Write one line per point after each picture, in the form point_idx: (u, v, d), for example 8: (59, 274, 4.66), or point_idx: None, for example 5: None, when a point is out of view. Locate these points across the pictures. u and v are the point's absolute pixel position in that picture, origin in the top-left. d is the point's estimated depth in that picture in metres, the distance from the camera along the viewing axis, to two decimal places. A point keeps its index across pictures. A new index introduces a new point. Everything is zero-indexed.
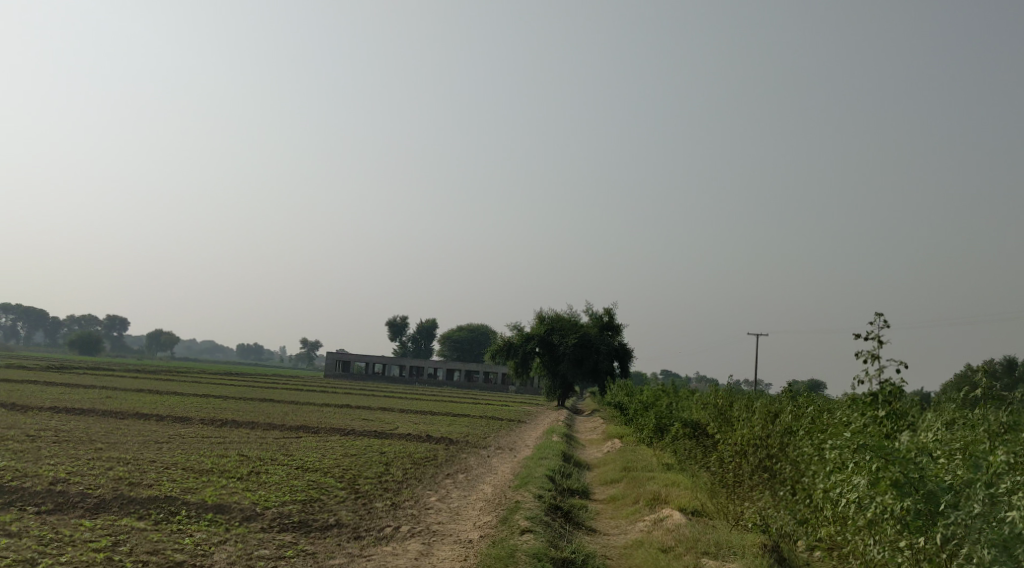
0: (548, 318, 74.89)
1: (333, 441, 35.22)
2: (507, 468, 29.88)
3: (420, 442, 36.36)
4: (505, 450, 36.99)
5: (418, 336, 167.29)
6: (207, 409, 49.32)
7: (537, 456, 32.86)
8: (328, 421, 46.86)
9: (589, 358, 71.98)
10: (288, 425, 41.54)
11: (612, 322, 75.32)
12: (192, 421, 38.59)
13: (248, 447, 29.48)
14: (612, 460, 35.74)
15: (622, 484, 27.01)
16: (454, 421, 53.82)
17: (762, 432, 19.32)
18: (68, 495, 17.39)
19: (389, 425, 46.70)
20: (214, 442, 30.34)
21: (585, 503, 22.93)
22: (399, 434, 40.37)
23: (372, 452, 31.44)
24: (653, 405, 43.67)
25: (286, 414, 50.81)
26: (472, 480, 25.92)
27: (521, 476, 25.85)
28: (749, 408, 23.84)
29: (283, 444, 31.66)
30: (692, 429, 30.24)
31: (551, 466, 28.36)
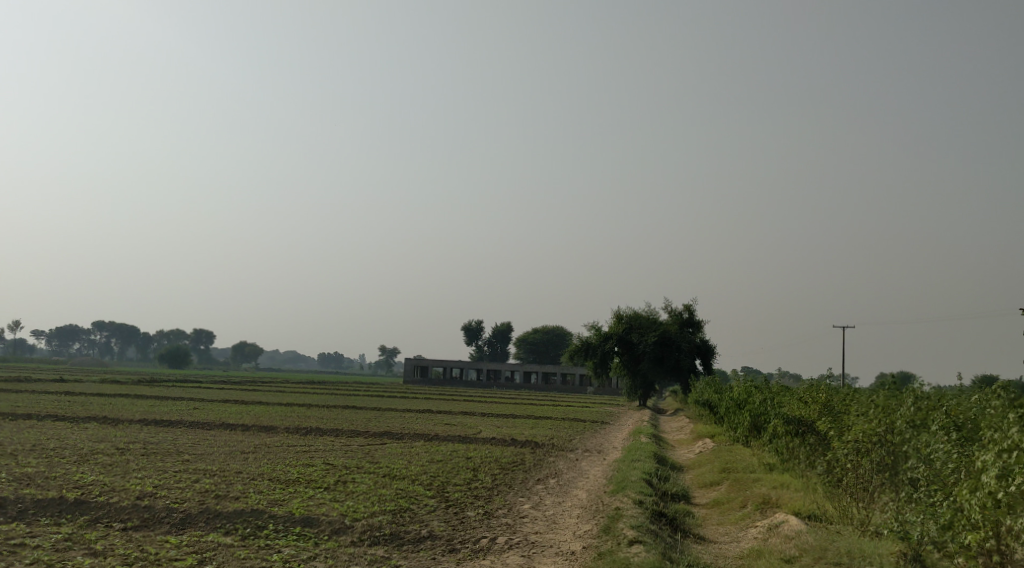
0: (626, 316, 73.33)
1: (418, 447, 34.33)
2: (600, 472, 28.65)
3: (507, 447, 35.28)
4: (595, 453, 35.71)
5: (494, 340, 166.74)
6: (291, 417, 49.03)
7: (629, 458, 31.56)
8: (411, 426, 46.13)
9: (670, 356, 70.21)
10: (371, 431, 40.88)
11: (692, 319, 73.44)
12: (277, 430, 38.16)
13: (334, 455, 28.74)
14: (707, 461, 34.23)
15: (724, 487, 25.59)
16: (538, 423, 52.72)
17: (885, 431, 17.95)
18: (153, 510, 16.69)
19: (473, 430, 45.80)
20: (300, 451, 29.68)
21: (688, 509, 21.60)
22: (484, 439, 39.38)
23: (459, 457, 30.47)
24: (745, 403, 41.94)
25: (368, 420, 50.27)
26: (565, 485, 24.78)
27: (617, 479, 24.61)
28: (860, 403, 22.33)
29: (369, 452, 30.86)
30: (795, 428, 28.67)
31: (647, 468, 27.08)
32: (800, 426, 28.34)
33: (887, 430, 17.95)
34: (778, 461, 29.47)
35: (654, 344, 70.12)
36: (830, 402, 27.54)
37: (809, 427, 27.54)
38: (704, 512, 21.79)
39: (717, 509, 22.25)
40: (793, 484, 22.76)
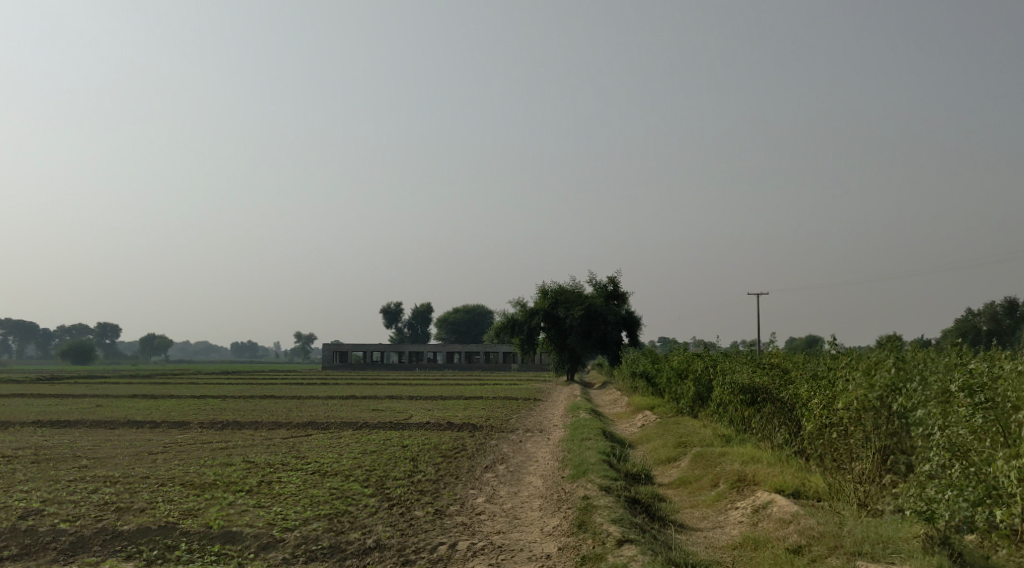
0: (551, 291, 71.20)
1: (347, 436, 31.60)
2: (549, 453, 26.44)
3: (443, 432, 32.78)
4: (537, 432, 33.47)
5: (414, 321, 163.68)
6: (205, 411, 45.69)
7: (576, 436, 29.43)
8: (337, 414, 43.29)
9: (597, 329, 68.33)
10: (294, 422, 37.98)
11: (617, 291, 71.67)
12: (190, 426, 34.99)
13: (254, 452, 25.88)
14: (655, 434, 32.26)
15: (687, 461, 23.56)
16: (470, 404, 50.34)
17: (878, 398, 16.41)
18: (38, 534, 13.84)
19: (403, 415, 43.18)
20: (216, 449, 26.75)
21: (655, 490, 19.59)
22: (418, 423, 36.79)
23: (393, 446, 27.90)
24: (687, 373, 40.14)
25: (289, 409, 47.26)
26: (516, 471, 22.47)
27: (573, 461, 22.36)
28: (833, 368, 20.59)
29: (293, 445, 28.07)
30: (752, 398, 26.89)
31: (601, 447, 24.92)
32: (759, 395, 26.49)
33: (881, 394, 16.37)
34: (735, 433, 27.62)
35: (581, 317, 68.16)
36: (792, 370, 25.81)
37: (769, 395, 25.74)
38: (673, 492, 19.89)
39: (687, 486, 20.28)
40: (764, 456, 20.96)
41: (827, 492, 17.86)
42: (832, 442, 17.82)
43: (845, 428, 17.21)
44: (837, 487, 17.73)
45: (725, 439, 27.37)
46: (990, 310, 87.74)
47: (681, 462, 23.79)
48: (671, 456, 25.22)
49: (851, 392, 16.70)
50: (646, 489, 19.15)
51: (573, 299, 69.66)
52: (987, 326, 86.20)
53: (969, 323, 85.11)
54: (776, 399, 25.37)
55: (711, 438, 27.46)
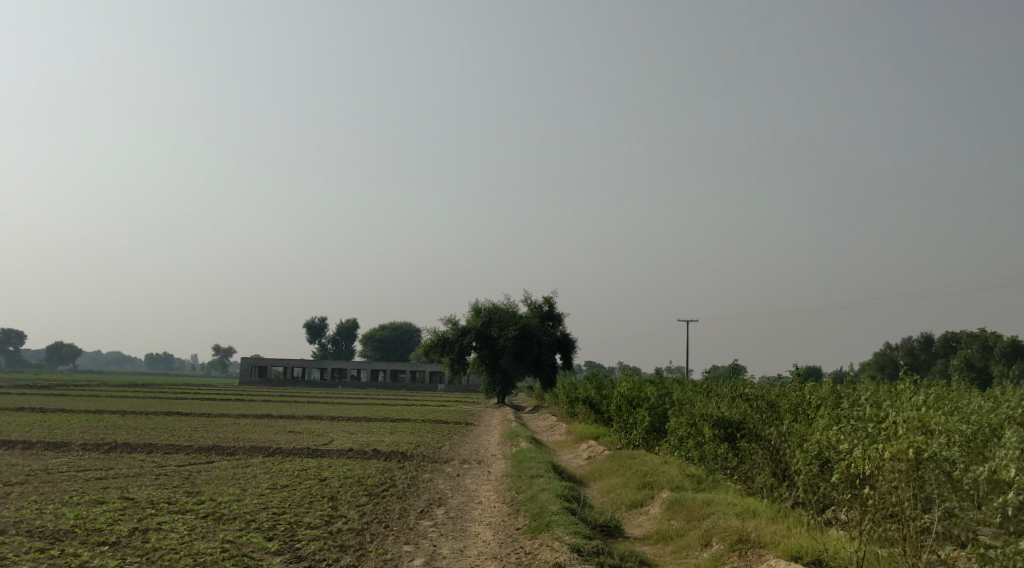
0: (484, 310, 67.14)
1: (254, 466, 27.18)
2: (495, 493, 22.43)
3: (368, 462, 28.53)
4: (476, 464, 29.37)
5: (339, 337, 158.19)
6: (95, 430, 40.63)
7: (523, 470, 25.54)
8: (249, 437, 38.64)
9: (531, 351, 64.44)
10: (196, 445, 33.38)
11: (552, 311, 67.96)
12: (70, 449, 30.18)
13: (138, 485, 21.47)
14: (610, 468, 28.38)
15: (661, 506, 19.74)
16: (397, 428, 45.98)
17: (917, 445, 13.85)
18: None
19: (323, 439, 38.74)
20: (91, 481, 22.24)
21: (633, 550, 15.73)
22: (339, 451, 32.48)
23: (309, 480, 23.65)
24: (640, 402, 36.38)
25: (193, 430, 42.44)
26: (459, 518, 18.44)
27: (528, 507, 18.44)
28: (841, 411, 17.66)
29: (188, 477, 23.64)
30: (729, 433, 23.22)
31: (556, 488, 20.99)
32: (740, 428, 22.85)
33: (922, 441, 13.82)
34: (707, 471, 23.87)
35: (516, 338, 64.20)
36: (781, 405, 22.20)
37: (753, 429, 22.11)
38: (653, 550, 16.10)
39: (669, 542, 16.51)
40: (758, 509, 17.16)
41: (865, 562, 14.70)
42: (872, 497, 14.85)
43: (891, 482, 14.31)
44: (884, 557, 14.54)
45: (695, 479, 23.62)
46: (909, 344, 86.62)
47: (652, 507, 20.11)
48: (637, 499, 21.39)
49: (904, 439, 13.87)
50: (619, 547, 15.38)
51: (507, 319, 65.73)
52: (904, 361, 84.99)
53: (887, 357, 83.90)
54: (761, 435, 21.69)
55: (678, 477, 23.68)
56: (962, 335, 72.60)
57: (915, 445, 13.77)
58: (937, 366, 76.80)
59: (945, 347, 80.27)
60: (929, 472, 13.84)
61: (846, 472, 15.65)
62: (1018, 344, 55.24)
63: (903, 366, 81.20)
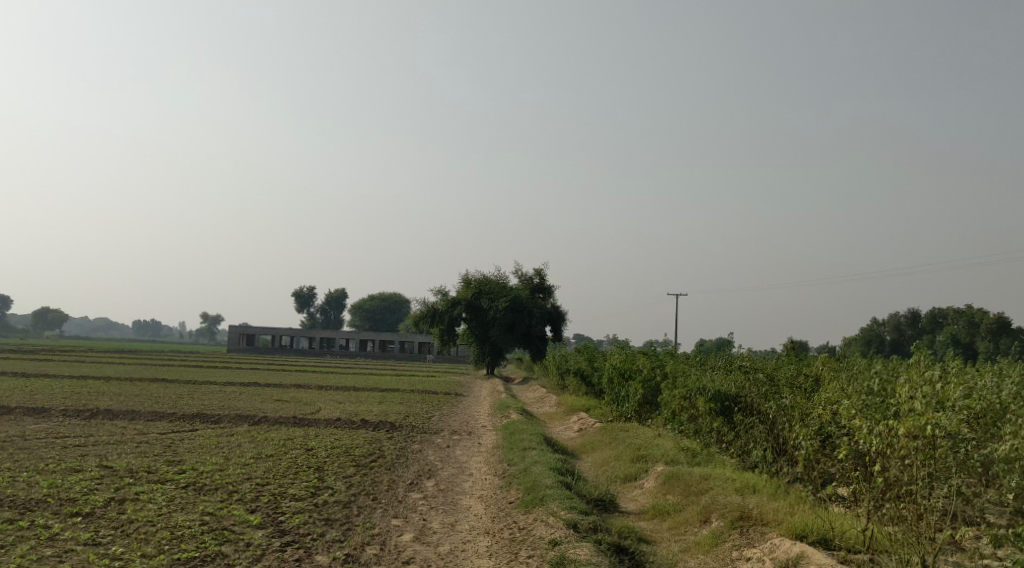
0: (474, 280, 66.34)
1: (239, 435, 26.49)
2: (486, 465, 21.76)
3: (356, 432, 27.85)
4: (467, 435, 28.72)
5: (328, 307, 157.38)
6: (78, 396, 39.90)
7: (514, 442, 24.91)
8: (235, 405, 37.94)
9: (521, 322, 63.79)
10: (180, 413, 32.66)
11: (543, 283, 67.26)
12: (50, 416, 29.43)
13: (117, 453, 20.76)
14: (603, 441, 27.75)
15: (658, 479, 19.08)
16: (386, 398, 45.34)
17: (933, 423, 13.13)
18: None
19: (310, 408, 38.09)
20: (68, 448, 21.51)
21: (631, 526, 15.06)
22: (326, 420, 31.81)
23: (294, 451, 22.95)
24: (632, 374, 35.76)
25: (178, 398, 41.74)
26: (449, 491, 17.76)
27: (521, 480, 17.77)
28: (845, 386, 16.95)
29: (170, 446, 22.94)
30: (726, 406, 22.57)
31: (549, 461, 20.33)
32: (737, 402, 22.21)
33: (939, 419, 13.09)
34: (702, 445, 23.23)
35: (506, 309, 63.47)
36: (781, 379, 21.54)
37: (751, 403, 21.44)
38: (651, 526, 15.45)
39: (667, 518, 15.86)
40: (758, 483, 16.46)
41: (874, 544, 14.10)
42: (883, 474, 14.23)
43: (903, 461, 13.60)
44: (893, 539, 13.87)
45: (690, 452, 23.01)
46: (895, 320, 86.22)
47: (648, 482, 19.48)
48: (631, 473, 20.74)
49: (920, 416, 13.14)
50: (617, 523, 14.74)
51: (497, 289, 64.97)
52: (891, 336, 84.62)
53: (873, 331, 83.53)
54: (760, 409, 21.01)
55: (673, 451, 23.04)
56: (949, 311, 72.22)
57: (931, 422, 13.03)
58: (924, 341, 76.46)
59: (932, 323, 79.98)
60: (944, 451, 13.14)
61: (854, 450, 15.01)
62: (1006, 320, 54.94)
63: (889, 342, 81.06)
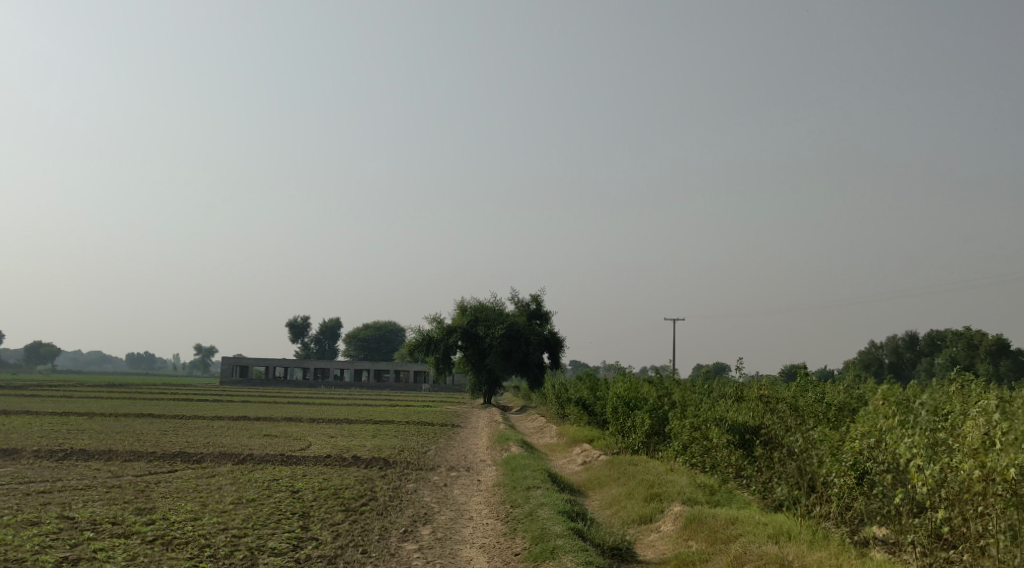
0: (470, 308, 64.60)
1: (220, 476, 24.70)
2: (486, 507, 19.98)
3: (346, 470, 26.07)
4: (465, 472, 26.92)
5: (322, 337, 155.45)
6: (56, 434, 38.04)
7: (515, 480, 23.16)
8: (221, 442, 36.15)
9: (518, 350, 61.93)
10: (161, 452, 30.84)
11: (539, 310, 65.49)
12: (20, 459, 27.61)
13: (83, 502, 19.01)
14: (610, 476, 25.97)
15: (677, 522, 17.32)
16: (379, 431, 43.48)
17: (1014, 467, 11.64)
18: None
19: (300, 443, 36.31)
20: (32, 497, 19.76)
21: None
22: (315, 457, 30.04)
23: (279, 494, 21.19)
24: (638, 404, 33.97)
25: (163, 434, 39.94)
26: (447, 540, 15.96)
27: (527, 527, 16.07)
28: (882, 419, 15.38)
29: (143, 491, 21.19)
30: (746, 439, 20.83)
31: (557, 503, 18.55)
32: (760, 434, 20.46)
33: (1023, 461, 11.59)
34: (720, 481, 21.46)
35: (502, 337, 61.66)
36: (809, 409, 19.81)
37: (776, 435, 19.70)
38: None
39: None
40: (789, 526, 14.76)
41: None
42: (942, 520, 12.56)
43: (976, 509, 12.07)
44: None
45: (708, 490, 21.22)
46: (893, 342, 84.59)
47: (666, 524, 17.72)
48: (646, 514, 18.98)
49: (1001, 458, 11.66)
50: None
51: (493, 317, 63.20)
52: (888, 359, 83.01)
53: (871, 354, 81.98)
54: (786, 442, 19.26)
55: (689, 488, 21.25)
56: (952, 333, 70.52)
57: (1014, 464, 11.54)
58: (925, 365, 74.58)
59: (931, 345, 78.45)
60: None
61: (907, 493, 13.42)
62: (1006, 342, 53.32)
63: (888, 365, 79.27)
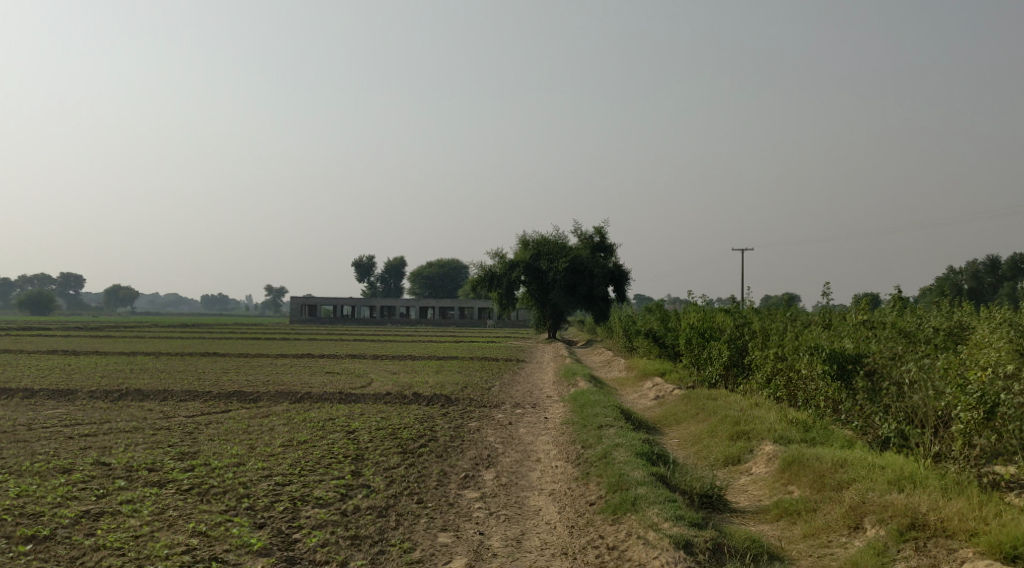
0: (533, 242, 62.56)
1: (275, 416, 23.37)
2: (556, 449, 18.25)
3: (406, 408, 24.60)
4: (531, 409, 25.24)
5: (388, 275, 155.29)
6: (117, 375, 37.40)
7: (586, 417, 21.39)
8: (281, 380, 35.02)
9: (583, 284, 59.82)
10: (218, 392, 29.75)
11: (604, 242, 63.14)
12: (74, 400, 26.70)
13: (123, 446, 17.70)
14: (689, 412, 24.04)
15: (775, 466, 15.36)
16: (443, 367, 42.11)
17: None
18: None
19: (361, 381, 35.04)
20: (72, 440, 18.53)
21: (753, 534, 11.52)
22: (374, 395, 28.66)
23: (332, 435, 19.73)
24: (715, 334, 31.85)
25: (223, 373, 39.05)
26: (512, 487, 14.25)
27: (604, 471, 14.30)
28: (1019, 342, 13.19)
29: (191, 433, 19.89)
30: (847, 369, 18.76)
31: (634, 444, 16.70)
32: (865, 365, 18.33)
33: None
34: (815, 417, 19.46)
35: (566, 270, 59.56)
36: (921, 340, 17.65)
37: (886, 366, 17.56)
38: (778, 535, 11.80)
39: (799, 523, 12.22)
40: (906, 467, 12.75)
41: None
42: None
43: None
44: None
45: (801, 427, 19.23)
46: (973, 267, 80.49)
47: (760, 468, 15.84)
48: (736, 455, 17.13)
49: None
50: (740, 532, 11.17)
51: (556, 251, 61.02)
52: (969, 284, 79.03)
53: (950, 278, 78.06)
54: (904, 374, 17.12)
55: (781, 424, 19.26)
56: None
57: None
58: (1006, 288, 71.04)
59: (1015, 269, 74.46)
60: None
61: None
62: None
63: (969, 289, 75.39)
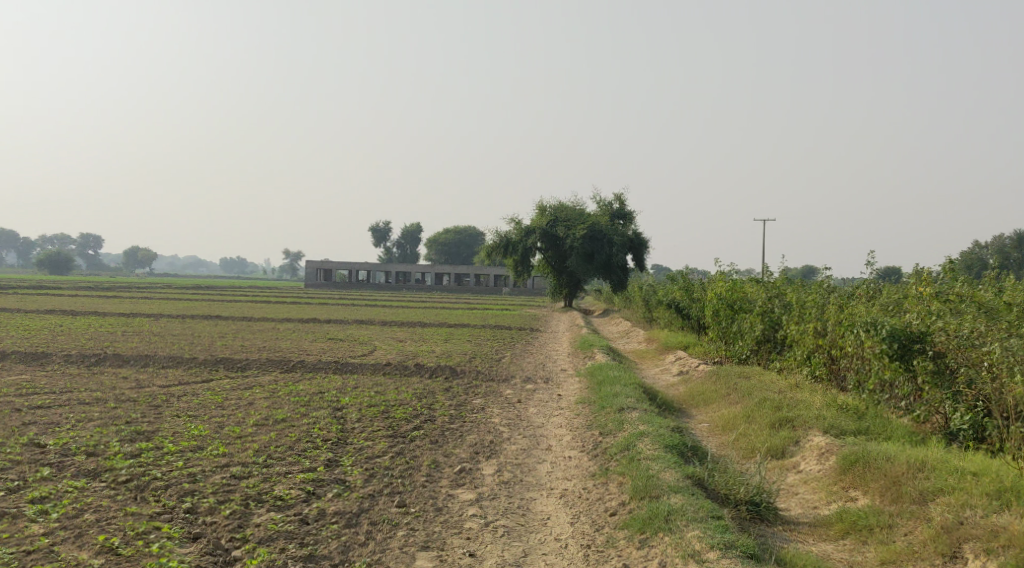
0: (550, 208, 59.84)
1: (259, 388, 20.93)
2: (569, 435, 15.82)
3: (405, 382, 22.15)
4: (544, 385, 22.81)
5: (404, 242, 153.03)
6: (106, 337, 35.13)
7: (605, 397, 18.89)
8: (278, 347, 32.59)
9: (601, 252, 57.04)
10: (205, 358, 27.32)
11: (623, 210, 60.27)
12: (44, 365, 24.30)
13: (74, 421, 15.36)
14: (718, 390, 21.53)
15: (831, 464, 12.89)
16: (452, 336, 39.64)
17: None
18: None
19: (363, 349, 32.63)
20: (18, 414, 16.10)
21: (818, 562, 9.09)
22: (374, 365, 26.23)
23: (316, 413, 17.32)
24: (745, 306, 29.23)
25: (219, 338, 36.72)
26: (516, 485, 11.84)
27: (627, 469, 11.86)
28: None
29: (157, 408, 17.45)
30: (909, 350, 16.19)
31: (663, 432, 14.25)
32: (931, 344, 15.78)
33: None
34: (869, 405, 16.94)
35: (584, 238, 56.75)
36: (1001, 318, 15.11)
37: (963, 346, 15.00)
38: None
39: (872, 546, 9.83)
40: (1002, 477, 10.24)
41: None
42: None
43: None
44: None
45: (852, 416, 16.73)
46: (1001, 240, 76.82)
47: (813, 465, 13.37)
48: (780, 447, 14.67)
49: None
50: (802, 559, 8.79)
51: (574, 217, 58.21)
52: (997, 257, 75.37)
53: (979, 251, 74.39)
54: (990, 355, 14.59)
55: (829, 411, 16.77)
56: None
57: None
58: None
59: None
60: None
61: None
62: None
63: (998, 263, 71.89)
